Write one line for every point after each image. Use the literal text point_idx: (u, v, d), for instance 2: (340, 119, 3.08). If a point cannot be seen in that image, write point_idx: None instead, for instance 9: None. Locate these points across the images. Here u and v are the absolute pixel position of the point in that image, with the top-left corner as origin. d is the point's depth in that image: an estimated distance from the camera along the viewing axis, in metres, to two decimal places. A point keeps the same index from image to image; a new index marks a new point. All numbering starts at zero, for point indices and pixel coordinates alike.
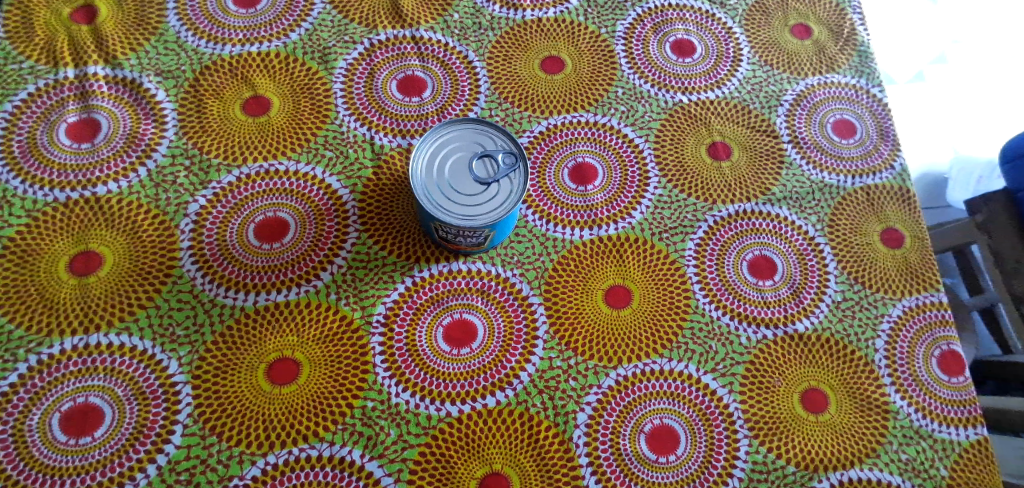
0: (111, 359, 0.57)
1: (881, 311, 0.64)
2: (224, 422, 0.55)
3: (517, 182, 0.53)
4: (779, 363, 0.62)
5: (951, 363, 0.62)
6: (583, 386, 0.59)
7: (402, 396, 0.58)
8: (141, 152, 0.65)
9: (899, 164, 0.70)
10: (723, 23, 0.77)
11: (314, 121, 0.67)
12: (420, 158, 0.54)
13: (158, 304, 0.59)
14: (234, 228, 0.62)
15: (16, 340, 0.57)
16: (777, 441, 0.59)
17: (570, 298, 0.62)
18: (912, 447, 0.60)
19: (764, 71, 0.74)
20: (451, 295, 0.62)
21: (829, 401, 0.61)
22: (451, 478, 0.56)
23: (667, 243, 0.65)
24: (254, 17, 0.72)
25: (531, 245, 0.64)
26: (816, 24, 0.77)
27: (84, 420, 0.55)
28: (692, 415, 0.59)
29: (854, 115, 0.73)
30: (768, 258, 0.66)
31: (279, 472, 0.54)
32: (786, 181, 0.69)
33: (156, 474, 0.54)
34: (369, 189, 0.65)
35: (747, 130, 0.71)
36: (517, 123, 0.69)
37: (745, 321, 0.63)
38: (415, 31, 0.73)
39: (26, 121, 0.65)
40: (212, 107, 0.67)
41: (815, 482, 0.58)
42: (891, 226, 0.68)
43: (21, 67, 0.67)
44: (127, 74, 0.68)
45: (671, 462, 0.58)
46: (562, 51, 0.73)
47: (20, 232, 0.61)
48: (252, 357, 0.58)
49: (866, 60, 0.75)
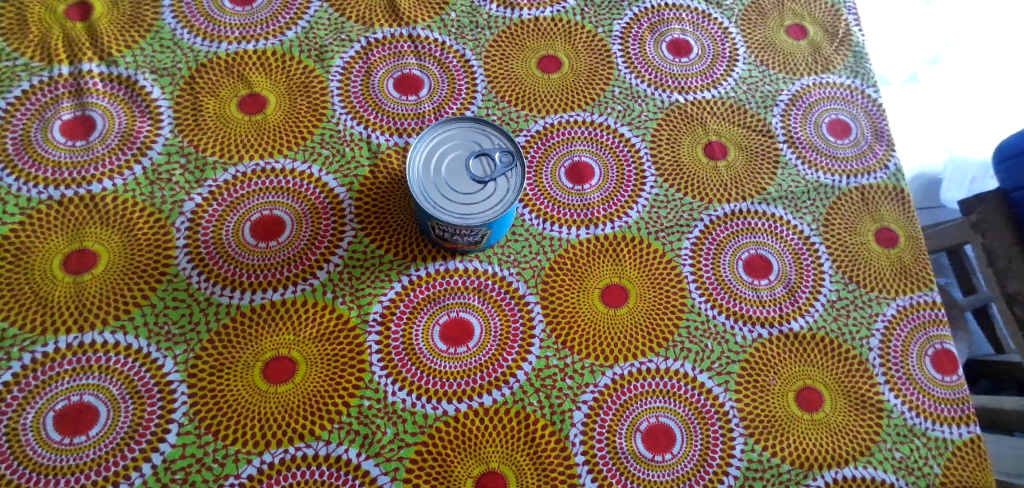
0: (105, 357, 0.56)
1: (875, 310, 0.65)
2: (219, 420, 0.55)
3: (514, 180, 0.53)
4: (773, 362, 0.62)
5: (944, 362, 0.63)
6: (579, 385, 0.59)
7: (398, 395, 0.58)
8: (136, 149, 0.64)
9: (893, 164, 0.71)
10: (719, 23, 0.77)
11: (310, 119, 0.67)
12: (416, 157, 0.54)
13: (154, 302, 0.59)
14: (230, 227, 0.62)
15: (10, 338, 0.57)
16: (772, 439, 0.59)
17: (567, 297, 0.63)
18: (906, 446, 0.60)
19: (759, 71, 0.75)
20: (447, 294, 0.62)
21: (823, 399, 0.61)
22: (448, 476, 0.56)
23: (663, 243, 0.66)
24: (249, 15, 0.71)
25: (527, 244, 0.64)
26: (811, 24, 0.77)
27: (79, 419, 0.54)
28: (688, 414, 0.59)
29: (848, 115, 0.73)
30: (764, 257, 0.66)
31: (275, 470, 0.54)
32: (782, 181, 0.69)
33: (151, 473, 0.53)
34: (365, 188, 0.65)
35: (743, 130, 0.72)
36: (513, 122, 0.69)
37: (741, 320, 0.63)
38: (411, 30, 0.73)
39: (20, 118, 0.65)
40: (208, 105, 0.67)
41: (810, 480, 0.59)
42: (886, 226, 0.68)
43: (15, 64, 0.67)
44: (121, 71, 0.68)
45: (667, 461, 0.58)
46: (558, 50, 0.73)
47: (15, 229, 0.60)
48: (248, 356, 0.57)
49: (861, 61, 0.76)
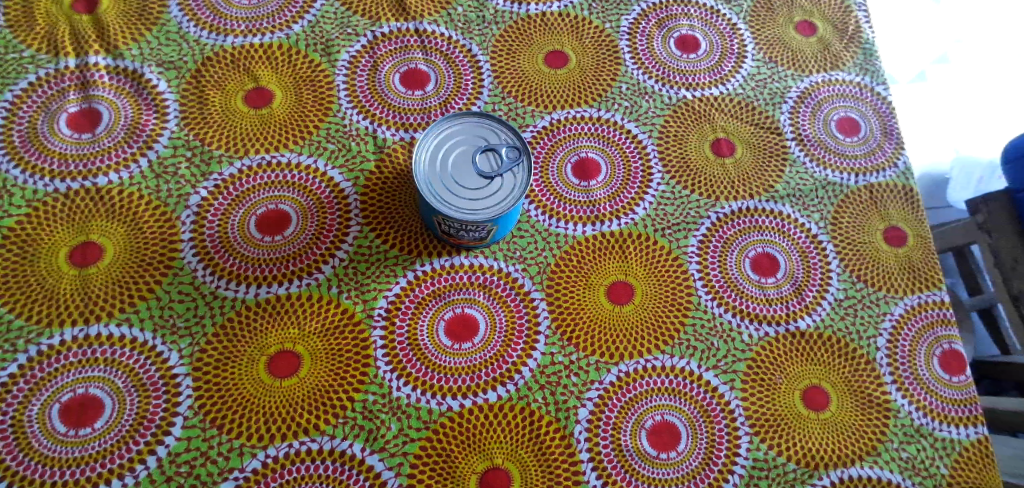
0: (110, 350, 0.56)
1: (882, 309, 0.64)
2: (225, 414, 0.55)
3: (520, 176, 0.53)
4: (780, 361, 0.62)
5: (952, 363, 0.62)
6: (584, 382, 0.59)
7: (403, 390, 0.57)
8: (141, 142, 0.64)
9: (902, 163, 0.70)
10: (727, 20, 0.76)
11: (316, 113, 0.67)
12: (423, 150, 0.53)
13: (159, 296, 0.59)
14: (236, 220, 0.62)
15: (16, 330, 0.57)
16: (778, 438, 0.59)
17: (572, 294, 0.62)
18: (912, 446, 0.60)
19: (768, 67, 0.74)
20: (452, 290, 0.61)
21: (829, 398, 0.61)
22: (452, 472, 0.56)
23: (669, 240, 0.65)
24: (256, 8, 0.71)
25: (533, 240, 0.64)
26: (821, 21, 0.77)
27: (84, 411, 0.54)
28: (694, 412, 0.59)
29: (857, 113, 0.73)
30: (770, 256, 0.66)
31: (279, 464, 0.54)
32: (790, 179, 0.69)
33: (155, 466, 0.53)
34: (370, 183, 0.65)
35: (751, 127, 0.71)
36: (519, 118, 0.69)
37: (747, 318, 0.63)
38: (417, 25, 0.72)
39: (26, 110, 0.65)
40: (214, 98, 0.67)
41: (815, 480, 0.58)
42: (894, 225, 0.68)
43: (21, 56, 0.67)
44: (128, 64, 0.68)
45: (672, 459, 0.58)
46: (565, 46, 0.73)
47: (21, 222, 0.60)
48: (253, 350, 0.57)
49: (870, 58, 0.75)
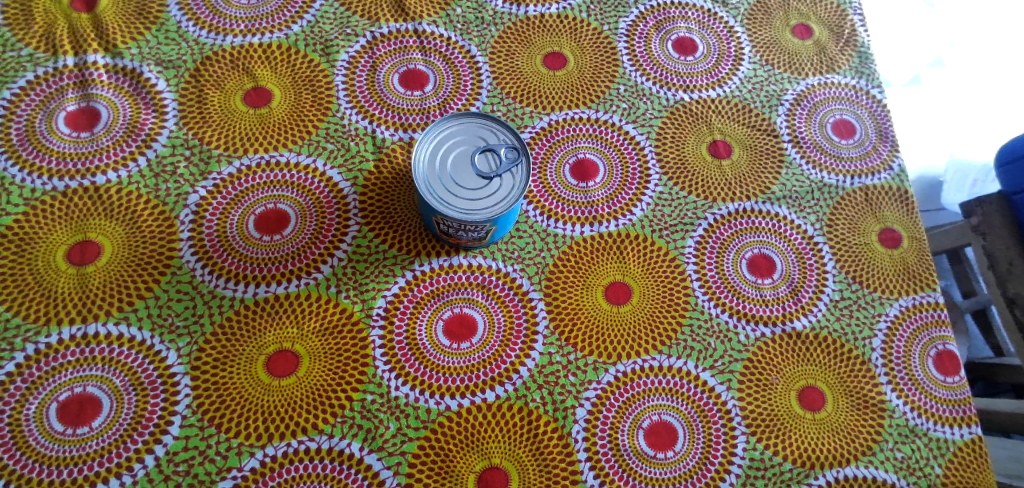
0: (109, 349, 0.56)
1: (878, 310, 0.65)
2: (223, 413, 0.55)
3: (519, 178, 0.53)
4: (776, 361, 0.62)
5: (946, 363, 0.63)
6: (582, 381, 0.60)
7: (402, 390, 0.58)
8: (141, 141, 0.64)
9: (897, 165, 0.71)
10: (724, 22, 0.77)
11: (315, 113, 0.67)
12: (423, 150, 0.54)
13: (158, 294, 0.59)
14: (234, 220, 0.62)
15: (14, 328, 0.56)
16: (775, 437, 0.59)
17: (571, 294, 0.63)
18: (908, 445, 0.60)
19: (764, 70, 0.75)
20: (451, 290, 0.61)
21: (825, 398, 0.61)
22: (450, 471, 0.56)
23: (667, 241, 0.66)
24: (255, 8, 0.71)
25: (532, 240, 0.64)
26: (817, 24, 0.77)
27: (83, 410, 0.54)
28: (691, 412, 0.59)
29: (853, 115, 0.73)
30: (767, 256, 0.66)
31: (278, 463, 0.54)
32: (785, 180, 0.69)
33: (154, 465, 0.53)
34: (370, 183, 0.65)
35: (748, 129, 0.72)
36: (518, 119, 0.69)
37: (744, 319, 0.63)
38: (417, 25, 0.73)
39: (24, 109, 0.65)
40: (213, 98, 0.67)
41: (811, 480, 0.59)
42: (890, 227, 0.68)
43: (20, 54, 0.67)
44: (127, 63, 0.68)
45: (670, 458, 0.58)
46: (563, 47, 0.73)
47: (18, 220, 0.60)
48: (252, 349, 0.57)
49: (867, 61, 0.76)
